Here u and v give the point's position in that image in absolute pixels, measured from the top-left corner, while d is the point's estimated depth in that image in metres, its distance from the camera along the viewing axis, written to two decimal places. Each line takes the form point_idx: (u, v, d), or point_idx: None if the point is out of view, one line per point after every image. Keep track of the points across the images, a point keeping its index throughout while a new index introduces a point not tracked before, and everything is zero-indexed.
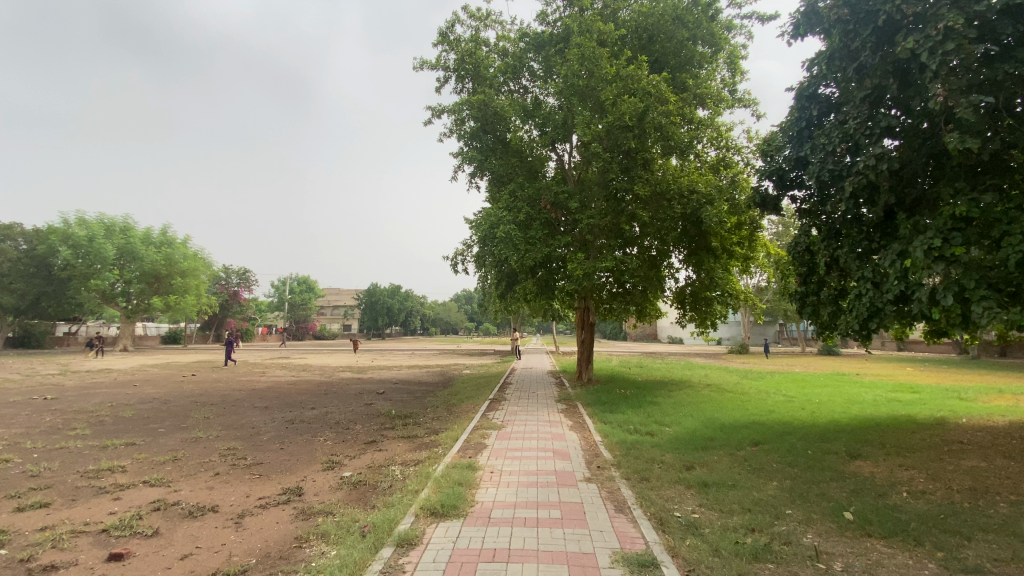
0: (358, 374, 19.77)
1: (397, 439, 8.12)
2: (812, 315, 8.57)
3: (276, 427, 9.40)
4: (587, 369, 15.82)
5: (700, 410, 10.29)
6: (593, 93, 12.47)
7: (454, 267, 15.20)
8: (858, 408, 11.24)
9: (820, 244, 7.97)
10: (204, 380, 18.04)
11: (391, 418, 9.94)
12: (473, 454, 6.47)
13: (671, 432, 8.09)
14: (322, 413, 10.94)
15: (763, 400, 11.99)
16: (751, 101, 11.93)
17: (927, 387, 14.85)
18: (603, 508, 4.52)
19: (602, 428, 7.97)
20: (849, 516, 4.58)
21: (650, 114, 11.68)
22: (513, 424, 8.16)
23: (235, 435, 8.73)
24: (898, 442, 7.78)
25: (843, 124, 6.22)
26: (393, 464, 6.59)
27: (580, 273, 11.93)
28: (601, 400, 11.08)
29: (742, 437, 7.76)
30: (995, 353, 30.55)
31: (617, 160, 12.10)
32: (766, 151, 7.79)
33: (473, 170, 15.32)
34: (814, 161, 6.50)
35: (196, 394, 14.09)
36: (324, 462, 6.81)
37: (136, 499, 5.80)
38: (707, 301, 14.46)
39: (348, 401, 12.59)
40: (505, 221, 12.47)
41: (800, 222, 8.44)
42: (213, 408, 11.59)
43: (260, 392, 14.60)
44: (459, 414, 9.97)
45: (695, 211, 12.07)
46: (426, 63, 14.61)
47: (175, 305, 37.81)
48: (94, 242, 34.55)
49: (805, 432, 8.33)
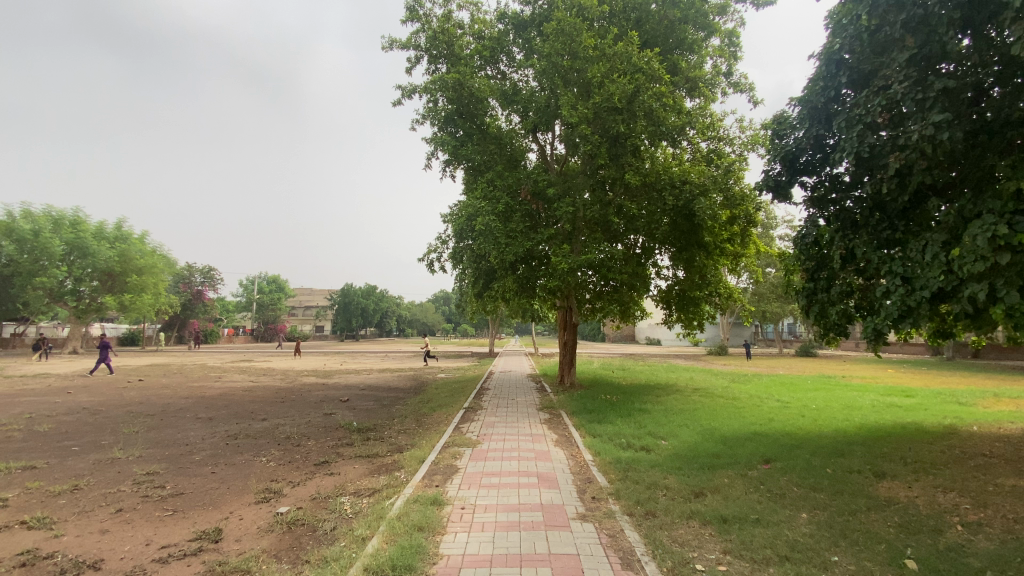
0: (323, 379, 18.33)
1: (353, 459, 6.92)
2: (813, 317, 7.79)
3: (214, 445, 8.08)
4: (570, 373, 14.82)
5: (696, 419, 9.35)
6: (578, 75, 11.48)
7: (428, 263, 13.99)
8: (860, 414, 10.50)
9: (832, 236, 7.19)
10: (151, 386, 16.39)
11: (350, 432, 8.72)
12: (441, 482, 5.34)
13: (668, 447, 7.11)
14: (273, 425, 9.65)
15: (760, 406, 11.18)
16: (747, 85, 11.07)
17: (919, 391, 14.33)
18: (606, 563, 3.48)
19: (591, 443, 6.92)
20: (916, 567, 3.63)
21: (640, 97, 10.71)
22: (489, 440, 7.06)
23: (163, 456, 7.41)
24: (920, 458, 6.98)
25: (884, 91, 5.39)
26: (342, 495, 5.41)
27: (565, 268, 10.85)
28: (587, 408, 10.06)
29: (750, 452, 6.83)
30: (968, 354, 30.86)
31: (605, 145, 11.03)
32: (779, 130, 6.94)
33: (447, 159, 14.11)
34: (846, 135, 5.64)
35: (135, 403, 12.56)
36: (258, 493, 5.58)
37: (2, 548, 4.48)
38: (695, 302, 13.56)
39: (306, 410, 11.29)
40: (482, 212, 11.42)
41: (808, 211, 7.66)
42: (148, 421, 10.16)
43: (210, 400, 13.15)
44: (429, 427, 8.83)
45: (688, 203, 11.00)
46: (395, 42, 13.38)
47: (131, 305, 35.41)
48: (41, 236, 32.18)
49: (816, 445, 7.46)
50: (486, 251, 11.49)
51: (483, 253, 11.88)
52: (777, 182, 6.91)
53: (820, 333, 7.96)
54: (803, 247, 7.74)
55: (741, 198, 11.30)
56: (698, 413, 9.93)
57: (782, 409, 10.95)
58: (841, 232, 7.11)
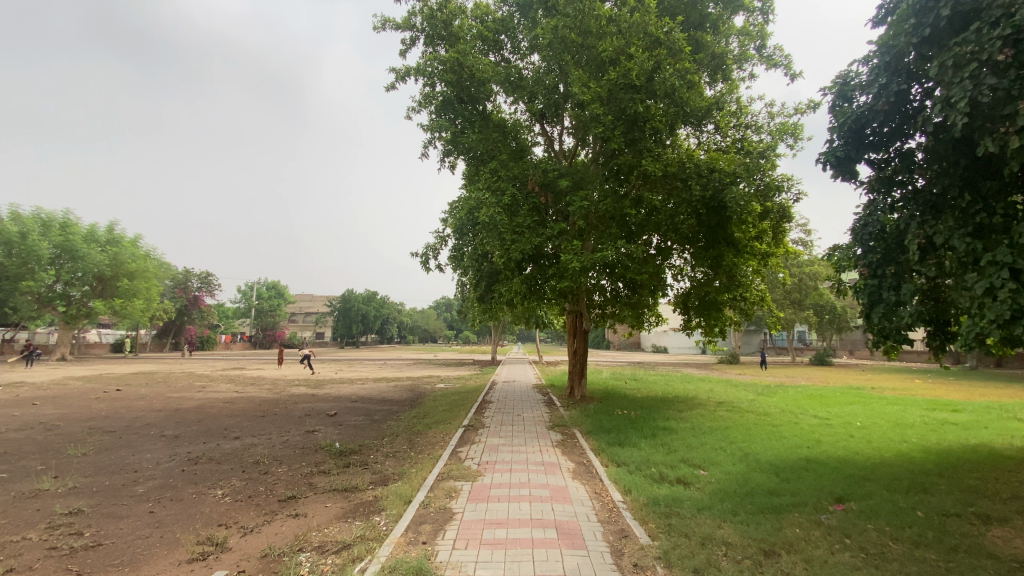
0: (313, 390, 16.98)
1: (325, 494, 5.66)
2: (869, 321, 6.61)
3: (168, 472, 6.83)
4: (581, 385, 13.73)
5: (732, 441, 8.05)
6: (589, 52, 10.29)
7: (426, 263, 12.68)
8: (916, 433, 9.19)
9: (905, 222, 6.03)
10: (125, 397, 15.12)
11: (330, 456, 7.46)
12: (429, 536, 4.07)
13: (711, 479, 5.84)
14: (245, 446, 8.41)
15: (798, 424, 9.88)
16: (780, 60, 9.78)
17: (966, 405, 12.96)
18: None
19: (617, 476, 5.64)
20: None
21: (661, 74, 9.50)
22: (493, 471, 5.79)
23: (99, 489, 6.16)
24: (1021, 493, 5.70)
25: (1007, 19, 4.19)
26: (301, 552, 4.13)
27: (576, 267, 9.56)
28: (605, 426, 8.78)
29: (815, 488, 5.55)
30: (992, 363, 29.45)
31: (620, 128, 9.79)
32: (843, 91, 5.81)
33: (446, 150, 12.91)
34: (953, 80, 4.45)
35: (99, 417, 11.32)
36: (194, 547, 4.32)
37: None
38: (718, 307, 12.18)
39: (286, 427, 10.04)
40: (487, 203, 10.23)
41: (873, 195, 6.48)
42: (102, 440, 8.90)
43: (183, 413, 11.88)
44: (423, 449, 7.58)
45: (716, 193, 9.63)
46: (387, 23, 12.23)
47: (122, 310, 34.28)
48: (29, 238, 30.93)
49: (888, 478, 6.16)
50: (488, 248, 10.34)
51: (485, 251, 10.69)
52: (843, 156, 5.88)
53: (875, 342, 6.78)
54: (863, 237, 6.51)
55: (777, 187, 9.91)
56: (732, 434, 8.62)
57: (825, 426, 9.64)
58: (917, 216, 5.96)
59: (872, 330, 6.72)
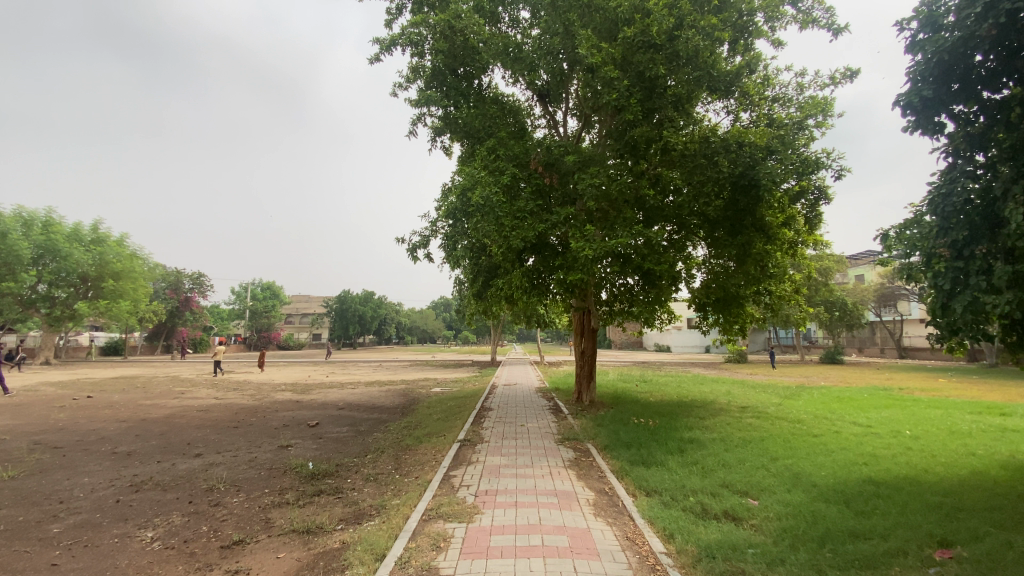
0: (298, 396, 15.72)
1: (279, 538, 4.44)
2: (946, 310, 5.36)
3: (100, 503, 5.62)
4: (587, 389, 12.54)
5: (774, 457, 6.86)
6: (599, 11, 9.16)
7: (416, 256, 11.45)
8: (979, 444, 8.02)
9: (1005, 185, 4.85)
10: (93, 405, 13.83)
11: (299, 480, 6.26)
12: None
13: (766, 513, 4.65)
14: (204, 466, 7.20)
15: (839, 432, 8.68)
16: (816, 17, 8.65)
17: (1013, 407, 11.80)
18: None
19: (652, 513, 4.44)
20: None
21: (683, 32, 8.36)
22: (492, 508, 4.55)
23: (6, 528, 4.94)
24: None
25: None
26: None
27: (587, 255, 8.32)
28: (622, 440, 7.57)
29: (903, 526, 4.37)
30: None
31: (637, 95, 8.63)
32: (931, 20, 4.83)
33: (437, 129, 11.75)
34: None
35: (51, 430, 10.05)
36: None
37: None
38: (742, 304, 10.96)
39: (258, 441, 8.84)
40: (483, 183, 9.00)
41: (957, 157, 5.33)
42: (38, 460, 7.63)
43: (146, 425, 10.62)
44: (410, 472, 6.39)
45: (746, 169, 8.44)
46: None
47: (108, 312, 33.03)
48: (8, 237, 29.53)
49: (983, 508, 4.98)
50: (485, 236, 9.14)
51: (480, 239, 9.51)
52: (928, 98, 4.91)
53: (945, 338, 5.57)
54: (943, 210, 5.29)
55: (814, 163, 8.69)
56: (771, 448, 7.41)
57: (872, 436, 8.43)
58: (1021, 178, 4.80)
59: (943, 324, 5.50)
